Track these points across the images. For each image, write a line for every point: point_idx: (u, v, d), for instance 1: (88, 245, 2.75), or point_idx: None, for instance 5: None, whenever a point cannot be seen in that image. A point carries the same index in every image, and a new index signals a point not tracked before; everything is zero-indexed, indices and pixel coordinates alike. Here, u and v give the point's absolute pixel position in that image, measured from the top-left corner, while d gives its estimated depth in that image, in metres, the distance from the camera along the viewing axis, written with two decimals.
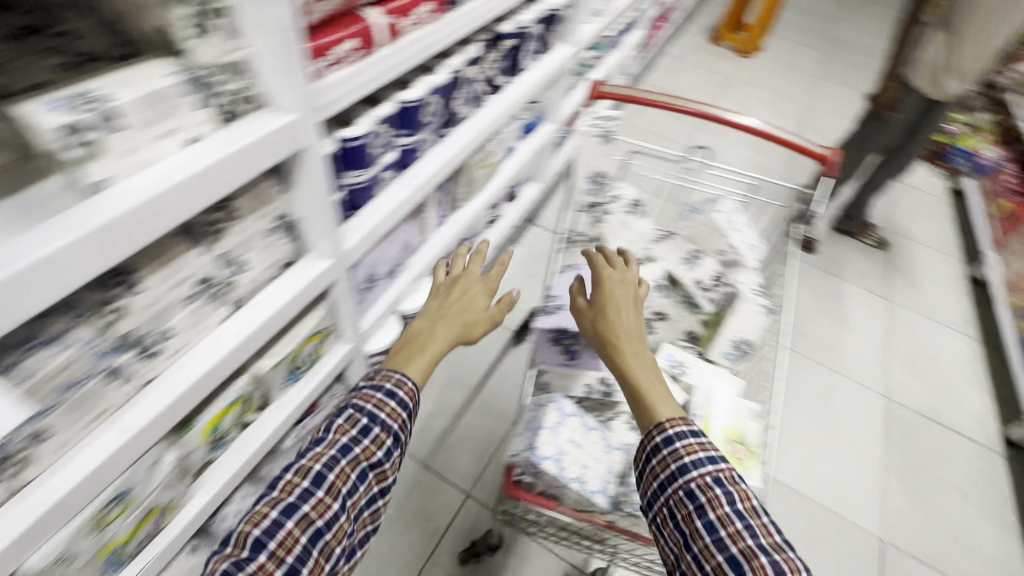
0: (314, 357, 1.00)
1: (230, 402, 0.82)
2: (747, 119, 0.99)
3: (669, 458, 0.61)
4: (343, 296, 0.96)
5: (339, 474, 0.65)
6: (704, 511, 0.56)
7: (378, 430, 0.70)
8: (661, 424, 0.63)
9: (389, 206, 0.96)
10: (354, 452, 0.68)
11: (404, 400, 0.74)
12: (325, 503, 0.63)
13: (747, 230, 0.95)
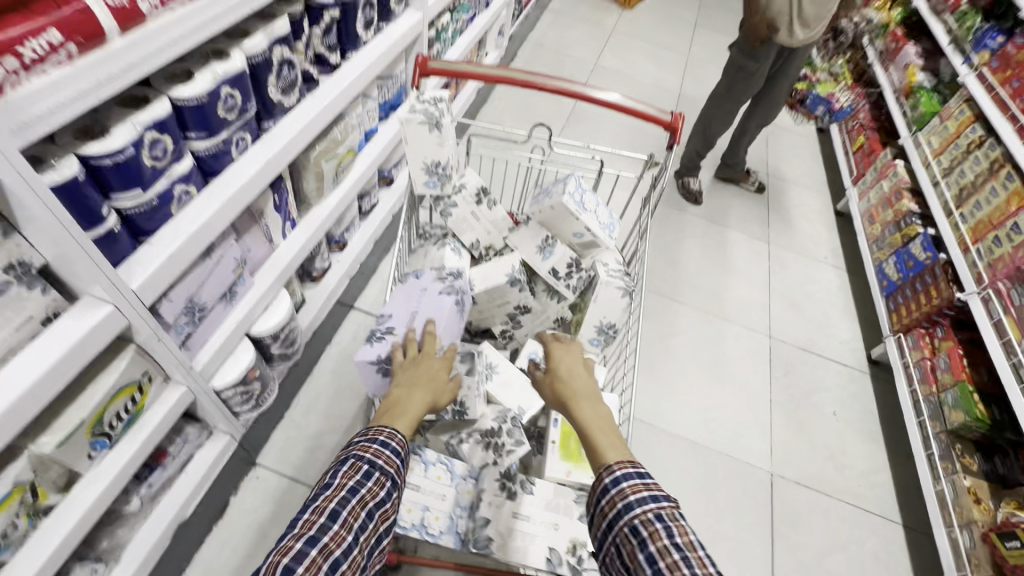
0: (133, 413, 0.84)
1: (4, 496, 0.66)
2: (589, 88, 0.94)
3: (615, 498, 0.61)
4: (152, 340, 0.81)
5: (351, 512, 0.53)
6: (644, 544, 0.56)
7: (382, 471, 0.57)
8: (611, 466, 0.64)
9: (192, 228, 0.81)
10: (363, 491, 0.55)
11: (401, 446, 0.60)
12: (343, 538, 0.51)
13: (601, 210, 0.91)
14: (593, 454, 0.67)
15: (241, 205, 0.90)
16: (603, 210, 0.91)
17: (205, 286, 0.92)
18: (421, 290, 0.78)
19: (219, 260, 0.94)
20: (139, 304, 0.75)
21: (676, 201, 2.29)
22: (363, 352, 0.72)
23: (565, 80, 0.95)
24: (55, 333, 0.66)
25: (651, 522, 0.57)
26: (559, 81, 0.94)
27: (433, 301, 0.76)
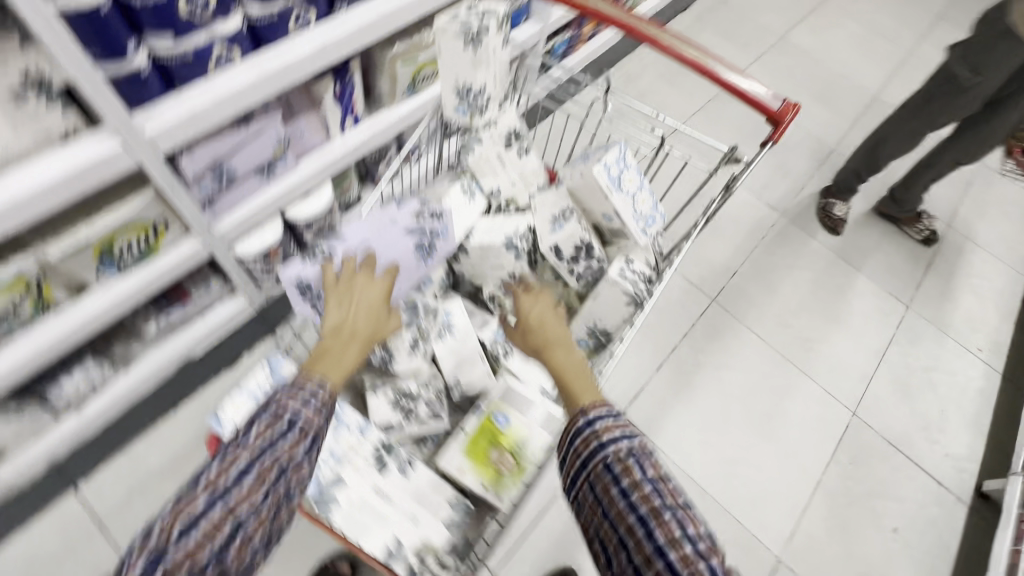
0: (145, 251, 0.91)
1: (8, 279, 0.75)
2: (687, 45, 0.74)
3: (587, 438, 0.58)
4: (172, 190, 0.84)
5: (267, 465, 0.48)
6: (619, 479, 0.54)
7: (309, 421, 0.52)
8: (584, 407, 0.60)
9: (221, 92, 0.80)
10: (283, 444, 0.50)
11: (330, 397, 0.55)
12: (249, 493, 0.46)
13: (646, 198, 0.74)
14: (571, 400, 0.64)
15: (286, 83, 0.88)
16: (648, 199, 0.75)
17: (238, 153, 0.93)
18: (388, 221, 0.72)
19: (259, 132, 0.94)
20: (151, 148, 0.76)
21: (808, 222, 1.91)
22: (291, 267, 0.68)
23: (661, 28, 0.76)
24: (66, 151, 0.70)
25: (625, 458, 0.55)
26: (654, 28, 0.75)
27: (392, 237, 0.71)
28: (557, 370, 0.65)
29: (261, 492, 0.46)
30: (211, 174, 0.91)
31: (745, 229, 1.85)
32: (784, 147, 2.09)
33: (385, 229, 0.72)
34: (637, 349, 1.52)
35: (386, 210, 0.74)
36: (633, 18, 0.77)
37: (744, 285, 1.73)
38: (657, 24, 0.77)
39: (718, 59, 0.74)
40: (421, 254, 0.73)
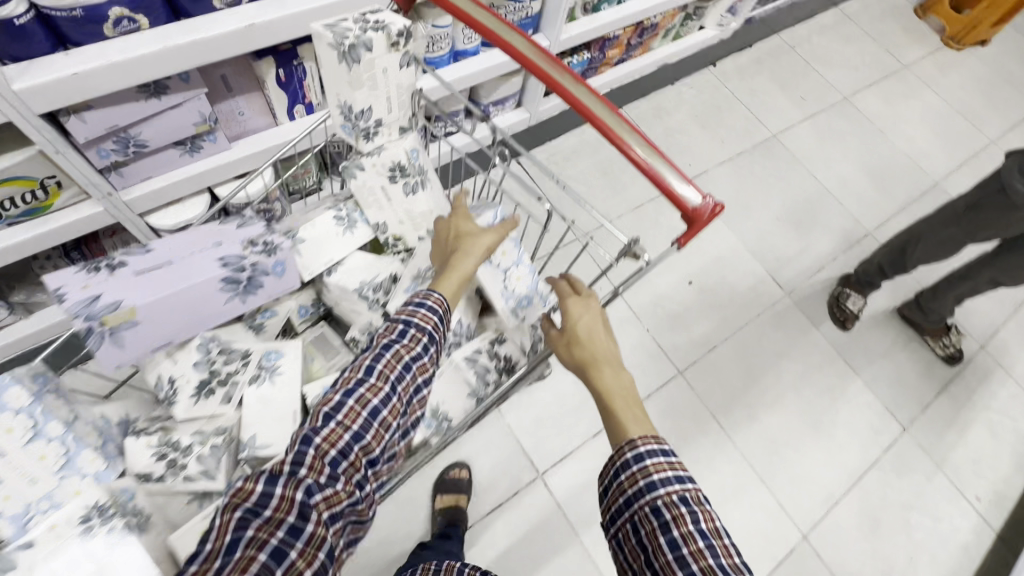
0: (35, 206, 0.86)
1: None
2: (607, 111, 0.60)
3: (636, 476, 0.55)
4: (56, 151, 0.78)
5: (387, 365, 0.56)
6: (668, 530, 0.51)
7: (418, 327, 0.59)
8: (633, 440, 0.57)
9: (111, 58, 0.73)
10: (395, 348, 0.57)
11: (436, 304, 0.60)
12: (377, 386, 0.55)
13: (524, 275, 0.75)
14: (613, 429, 0.60)
15: (203, 59, 0.80)
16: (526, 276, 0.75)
17: (147, 123, 0.86)
18: (210, 243, 0.62)
19: (176, 105, 0.87)
20: (22, 104, 0.71)
21: (815, 310, 1.71)
22: (69, 271, 0.58)
23: (578, 77, 0.62)
24: None
25: (676, 506, 0.52)
26: (573, 84, 0.60)
27: (204, 265, 0.59)
28: (603, 393, 0.63)
29: (383, 388, 0.54)
30: (112, 140, 0.84)
31: (740, 303, 1.67)
32: (812, 219, 1.88)
33: (200, 250, 0.62)
34: (577, 410, 1.38)
35: (223, 229, 0.64)
36: (546, 59, 0.63)
37: (721, 364, 1.56)
38: (574, 72, 0.62)
39: (635, 127, 0.59)
40: (237, 291, 0.62)
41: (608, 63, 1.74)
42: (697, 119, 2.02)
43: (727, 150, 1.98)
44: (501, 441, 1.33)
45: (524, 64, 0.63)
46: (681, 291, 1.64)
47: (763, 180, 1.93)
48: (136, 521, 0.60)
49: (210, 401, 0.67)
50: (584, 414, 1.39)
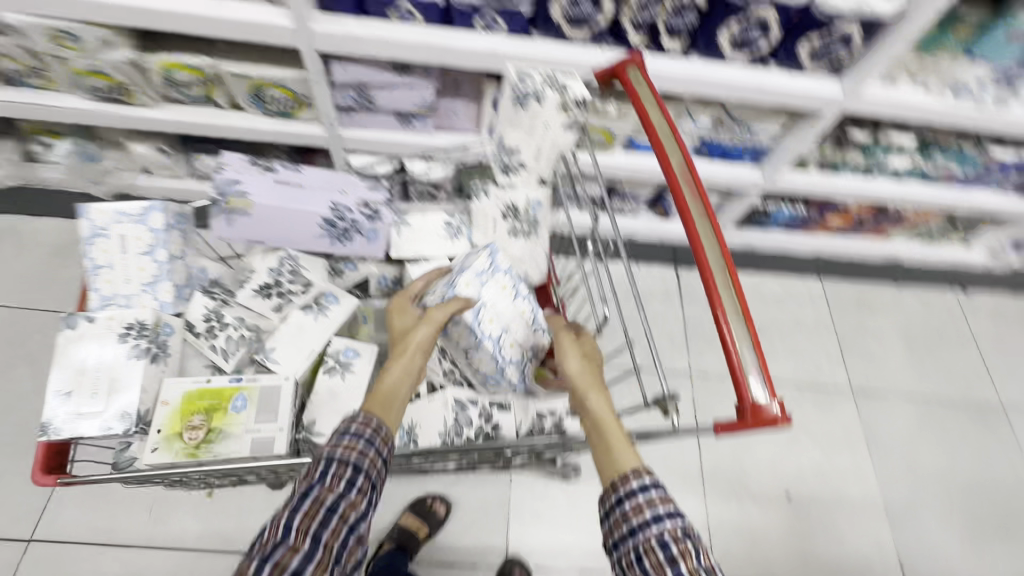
0: (286, 111, 1.11)
1: (192, 66, 1.00)
2: (719, 257, 0.53)
3: (642, 507, 0.56)
4: (317, 81, 1.01)
5: (303, 522, 0.54)
6: (672, 563, 0.53)
7: (340, 459, 0.58)
8: (638, 470, 0.58)
9: (381, 34, 0.91)
10: (315, 492, 0.56)
11: (361, 430, 0.61)
12: (296, 544, 0.52)
13: (483, 358, 0.73)
14: (608, 458, 0.60)
15: (442, 60, 0.95)
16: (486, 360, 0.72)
17: (384, 89, 1.05)
18: (339, 189, 0.84)
19: (410, 86, 1.05)
20: (311, 40, 0.92)
21: None
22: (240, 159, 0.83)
23: (710, 212, 0.55)
24: (257, 8, 0.90)
25: (682, 539, 0.54)
26: (699, 213, 0.55)
27: (318, 202, 0.80)
28: (598, 422, 0.62)
29: (300, 547, 0.52)
30: (356, 90, 1.06)
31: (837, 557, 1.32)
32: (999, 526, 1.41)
33: (330, 190, 0.83)
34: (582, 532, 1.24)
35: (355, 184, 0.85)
36: (687, 178, 0.58)
37: None
38: (709, 202, 0.56)
39: (739, 287, 0.52)
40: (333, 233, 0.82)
41: (825, 227, 1.59)
42: (906, 333, 1.69)
43: (924, 385, 1.61)
44: (494, 507, 1.26)
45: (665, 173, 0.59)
46: (772, 497, 1.37)
47: (951, 444, 1.52)
48: (150, 346, 0.72)
49: (265, 303, 0.80)
50: (585, 543, 1.24)
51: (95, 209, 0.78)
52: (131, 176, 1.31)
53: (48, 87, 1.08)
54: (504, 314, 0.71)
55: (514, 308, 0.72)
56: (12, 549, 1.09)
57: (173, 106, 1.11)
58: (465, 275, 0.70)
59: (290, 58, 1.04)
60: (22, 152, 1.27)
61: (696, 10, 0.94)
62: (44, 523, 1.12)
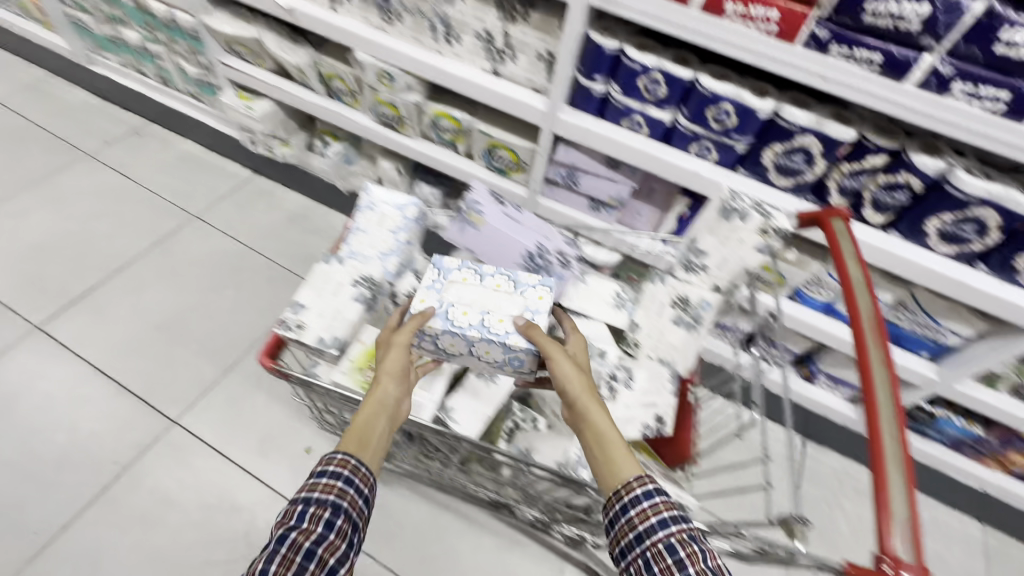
0: (504, 170, 1.34)
1: (455, 117, 1.28)
2: (891, 409, 0.52)
3: (647, 511, 0.61)
4: (541, 154, 1.22)
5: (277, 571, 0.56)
6: (682, 566, 0.56)
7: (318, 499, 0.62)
8: (644, 481, 0.62)
9: (610, 136, 1.10)
10: (292, 538, 0.59)
11: (337, 471, 0.65)
12: None
13: (489, 347, 0.76)
14: (609, 478, 0.64)
15: (652, 169, 1.12)
16: (488, 345, 0.76)
17: (590, 176, 1.23)
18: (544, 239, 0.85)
19: (613, 180, 1.21)
20: (553, 124, 1.14)
21: None
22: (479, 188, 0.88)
23: (893, 364, 0.54)
24: (524, 91, 1.15)
25: (688, 543, 0.58)
26: (878, 359, 0.55)
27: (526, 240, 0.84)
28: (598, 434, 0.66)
29: None
30: (566, 171, 1.24)
31: None
32: None
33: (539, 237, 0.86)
34: None
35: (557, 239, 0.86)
36: (873, 328, 0.58)
37: None
38: (893, 356, 0.55)
39: (907, 441, 0.49)
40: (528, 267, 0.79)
41: (1004, 464, 1.37)
42: None
43: None
44: None
45: (850, 317, 0.60)
46: None
47: None
48: (365, 291, 0.88)
49: None
50: None
51: (376, 190, 0.98)
52: (368, 183, 1.65)
53: (352, 104, 1.44)
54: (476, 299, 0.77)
55: (484, 289, 0.79)
56: (159, 425, 1.31)
57: (425, 141, 1.40)
58: (421, 292, 0.79)
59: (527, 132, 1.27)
60: (308, 143, 1.69)
61: (910, 192, 0.95)
62: (188, 416, 1.34)
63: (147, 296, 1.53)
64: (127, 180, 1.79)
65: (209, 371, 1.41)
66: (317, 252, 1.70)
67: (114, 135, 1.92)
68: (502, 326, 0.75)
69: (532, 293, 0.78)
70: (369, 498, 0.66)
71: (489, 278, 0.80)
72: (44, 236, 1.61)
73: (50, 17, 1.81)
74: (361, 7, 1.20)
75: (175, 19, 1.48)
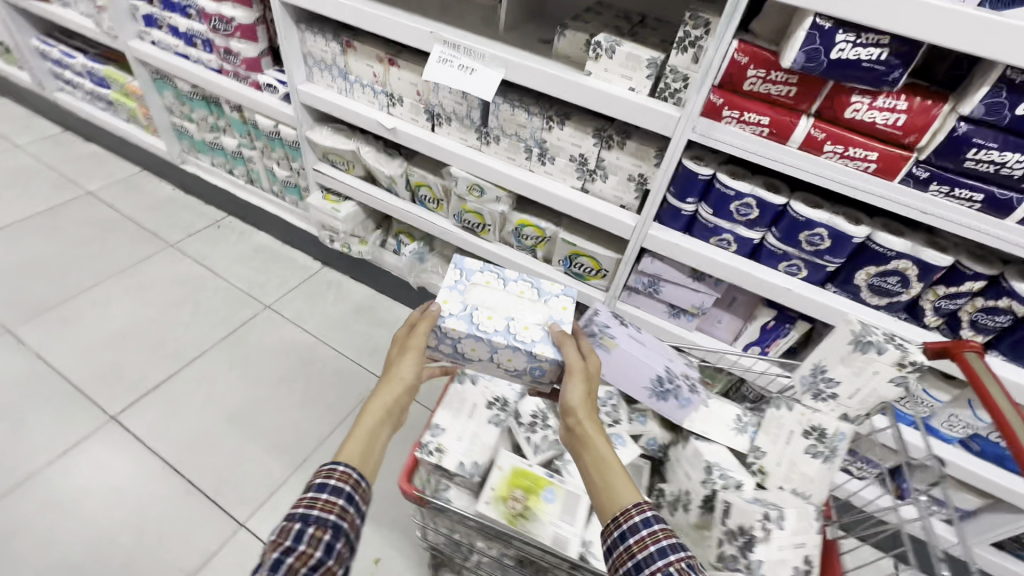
0: (583, 275, 1.39)
1: (540, 226, 1.36)
2: None
3: (647, 540, 0.62)
4: (625, 264, 1.27)
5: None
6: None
7: (319, 516, 0.68)
8: (639, 505, 0.65)
9: (700, 252, 1.15)
10: (287, 563, 0.63)
11: (337, 488, 0.71)
12: None
13: (511, 350, 0.97)
14: (606, 501, 0.68)
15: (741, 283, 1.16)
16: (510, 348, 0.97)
17: (673, 286, 1.27)
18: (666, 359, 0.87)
19: (696, 291, 1.25)
20: (642, 238, 1.20)
21: None
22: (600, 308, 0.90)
23: None
24: (613, 208, 1.23)
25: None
26: None
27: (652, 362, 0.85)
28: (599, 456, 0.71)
29: None
30: (649, 280, 1.29)
31: None
32: None
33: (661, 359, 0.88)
34: None
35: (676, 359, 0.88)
36: None
37: None
38: None
39: None
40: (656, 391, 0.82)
41: None
42: None
43: None
44: None
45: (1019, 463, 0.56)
46: None
47: None
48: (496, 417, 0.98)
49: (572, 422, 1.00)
50: None
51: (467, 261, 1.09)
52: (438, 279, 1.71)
53: (436, 210, 1.53)
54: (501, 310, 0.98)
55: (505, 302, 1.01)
56: (226, 529, 1.27)
57: (505, 246, 1.47)
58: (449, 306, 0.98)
59: (608, 242, 1.34)
60: (383, 240, 1.78)
61: (1012, 316, 0.97)
62: (255, 518, 1.30)
63: (220, 388, 1.55)
64: (205, 271, 1.88)
65: (278, 470, 1.39)
66: (383, 345, 1.73)
67: (195, 227, 2.04)
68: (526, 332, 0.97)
69: (547, 305, 1.01)
70: (362, 513, 0.72)
71: (506, 291, 1.03)
72: (125, 325, 1.66)
73: (155, 124, 2.00)
74: (460, 129, 1.31)
75: (278, 132, 1.63)
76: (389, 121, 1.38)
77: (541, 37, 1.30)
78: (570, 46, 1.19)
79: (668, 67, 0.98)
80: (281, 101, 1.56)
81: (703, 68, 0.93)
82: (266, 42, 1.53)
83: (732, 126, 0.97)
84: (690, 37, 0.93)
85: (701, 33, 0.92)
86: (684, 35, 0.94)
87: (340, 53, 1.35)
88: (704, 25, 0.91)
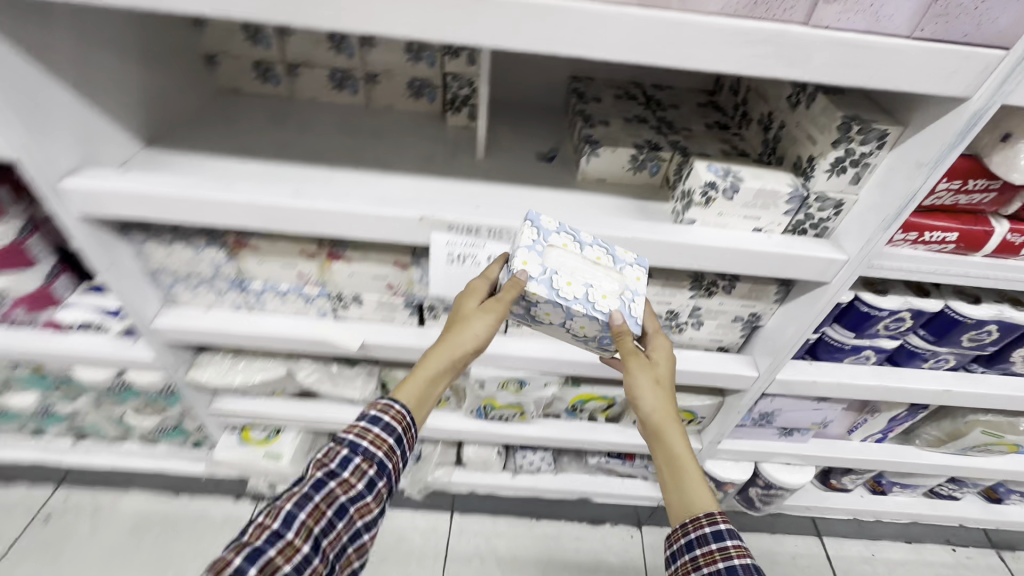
0: None
1: (605, 396, 1.00)
2: None
3: (716, 554, 0.57)
4: (734, 409, 0.97)
5: (308, 516, 0.56)
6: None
7: (365, 453, 0.61)
8: (713, 514, 0.59)
9: (842, 380, 0.90)
10: (329, 488, 0.58)
11: (391, 424, 0.62)
12: (292, 548, 0.54)
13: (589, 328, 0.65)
14: (678, 503, 0.62)
15: (886, 397, 0.94)
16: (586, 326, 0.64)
17: (790, 411, 1.01)
18: None
19: (818, 408, 1.01)
20: (765, 383, 0.91)
21: None
22: None
23: None
24: (713, 355, 0.91)
25: None
26: None
27: None
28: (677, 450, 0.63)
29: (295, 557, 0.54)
30: (759, 413, 1.02)
31: None
32: None
33: None
34: None
35: None
36: None
37: None
38: None
39: None
40: None
41: None
42: None
43: None
44: None
45: None
46: None
47: None
48: None
49: None
50: None
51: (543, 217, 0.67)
52: (448, 471, 1.25)
53: (437, 407, 1.07)
54: (580, 270, 0.64)
55: (582, 265, 0.64)
56: None
57: (553, 423, 1.08)
58: (519, 255, 0.63)
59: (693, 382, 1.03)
60: None
61: None
62: None
63: None
64: None
65: None
66: None
67: (5, 541, 1.22)
68: (608, 305, 0.63)
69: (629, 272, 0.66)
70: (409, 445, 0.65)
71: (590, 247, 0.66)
72: None
73: None
74: None
75: (127, 381, 0.98)
76: (348, 335, 0.86)
77: (537, 150, 0.90)
78: (606, 165, 0.82)
79: (815, 195, 0.67)
80: (118, 340, 0.91)
81: (882, 192, 0.64)
82: (49, 256, 0.87)
83: (904, 248, 0.71)
84: (854, 155, 0.64)
85: (871, 148, 0.63)
86: (843, 153, 0.64)
87: (225, 260, 0.79)
88: (878, 139, 0.62)
